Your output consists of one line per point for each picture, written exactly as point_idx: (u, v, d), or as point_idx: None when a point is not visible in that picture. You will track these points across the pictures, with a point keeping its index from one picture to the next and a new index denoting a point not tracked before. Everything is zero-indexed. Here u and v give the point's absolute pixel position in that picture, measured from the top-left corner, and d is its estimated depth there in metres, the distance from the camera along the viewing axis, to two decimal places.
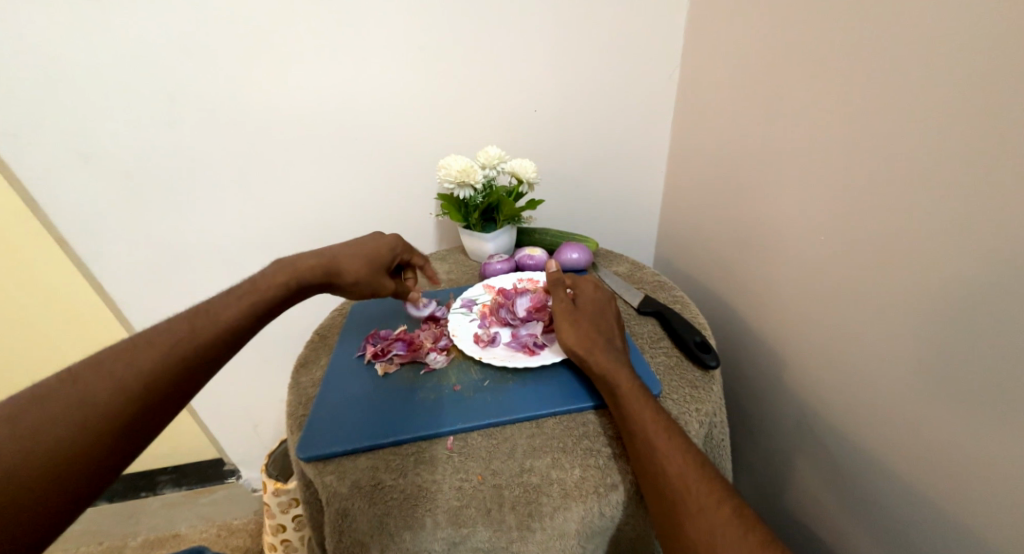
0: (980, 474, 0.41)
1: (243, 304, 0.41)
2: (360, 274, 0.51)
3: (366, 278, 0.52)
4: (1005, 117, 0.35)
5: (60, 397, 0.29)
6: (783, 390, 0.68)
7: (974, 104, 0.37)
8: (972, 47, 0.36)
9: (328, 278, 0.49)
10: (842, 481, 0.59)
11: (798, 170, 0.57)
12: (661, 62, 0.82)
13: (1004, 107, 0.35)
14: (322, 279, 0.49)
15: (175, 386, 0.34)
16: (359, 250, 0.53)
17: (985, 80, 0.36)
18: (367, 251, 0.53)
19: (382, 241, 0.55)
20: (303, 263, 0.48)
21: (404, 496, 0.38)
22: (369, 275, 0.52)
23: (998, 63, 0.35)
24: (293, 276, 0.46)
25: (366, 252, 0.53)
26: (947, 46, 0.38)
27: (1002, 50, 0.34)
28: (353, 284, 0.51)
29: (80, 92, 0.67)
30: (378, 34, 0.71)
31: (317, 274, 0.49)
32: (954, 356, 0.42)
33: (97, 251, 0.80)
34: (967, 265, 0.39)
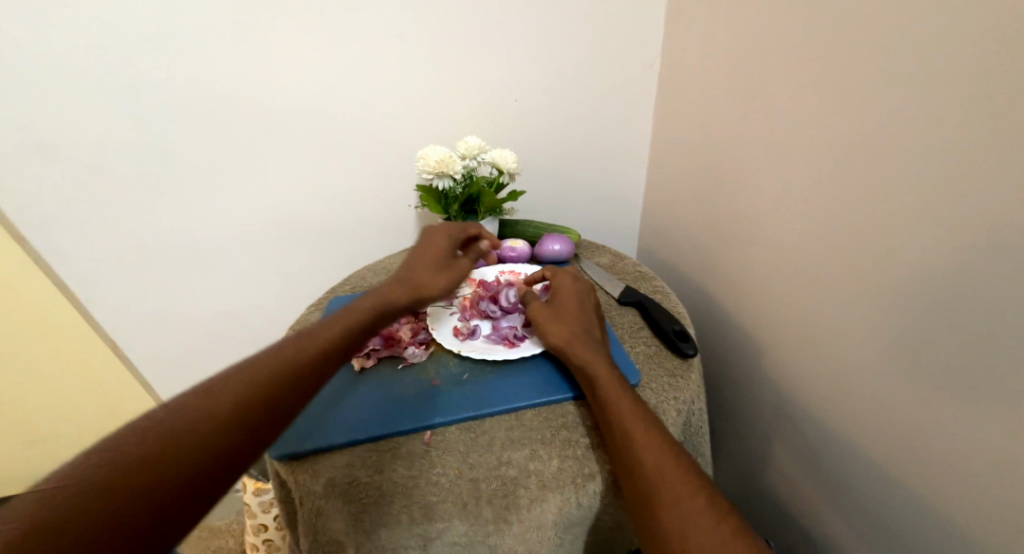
0: (953, 456, 0.42)
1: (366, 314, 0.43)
2: (447, 276, 0.48)
3: (451, 275, 0.49)
4: (985, 101, 0.35)
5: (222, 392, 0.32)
6: (762, 377, 0.68)
7: (953, 90, 0.37)
8: (952, 31, 0.36)
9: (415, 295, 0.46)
10: (819, 466, 0.60)
11: (777, 158, 0.57)
12: (642, 50, 0.81)
13: (985, 91, 0.35)
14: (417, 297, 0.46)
15: (234, 441, 0.30)
16: (421, 260, 0.50)
17: (964, 64, 0.36)
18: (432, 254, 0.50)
19: (437, 240, 0.52)
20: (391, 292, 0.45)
21: (380, 493, 0.37)
22: (450, 275, 0.48)
23: (977, 46, 0.35)
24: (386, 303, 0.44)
25: (434, 257, 0.50)
26: (928, 30, 0.38)
27: (983, 33, 0.34)
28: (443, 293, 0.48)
29: (36, 80, 0.64)
30: (352, 19, 0.69)
31: (404, 296, 0.45)
32: (930, 341, 0.42)
33: (62, 249, 0.76)
34: (940, 251, 0.40)
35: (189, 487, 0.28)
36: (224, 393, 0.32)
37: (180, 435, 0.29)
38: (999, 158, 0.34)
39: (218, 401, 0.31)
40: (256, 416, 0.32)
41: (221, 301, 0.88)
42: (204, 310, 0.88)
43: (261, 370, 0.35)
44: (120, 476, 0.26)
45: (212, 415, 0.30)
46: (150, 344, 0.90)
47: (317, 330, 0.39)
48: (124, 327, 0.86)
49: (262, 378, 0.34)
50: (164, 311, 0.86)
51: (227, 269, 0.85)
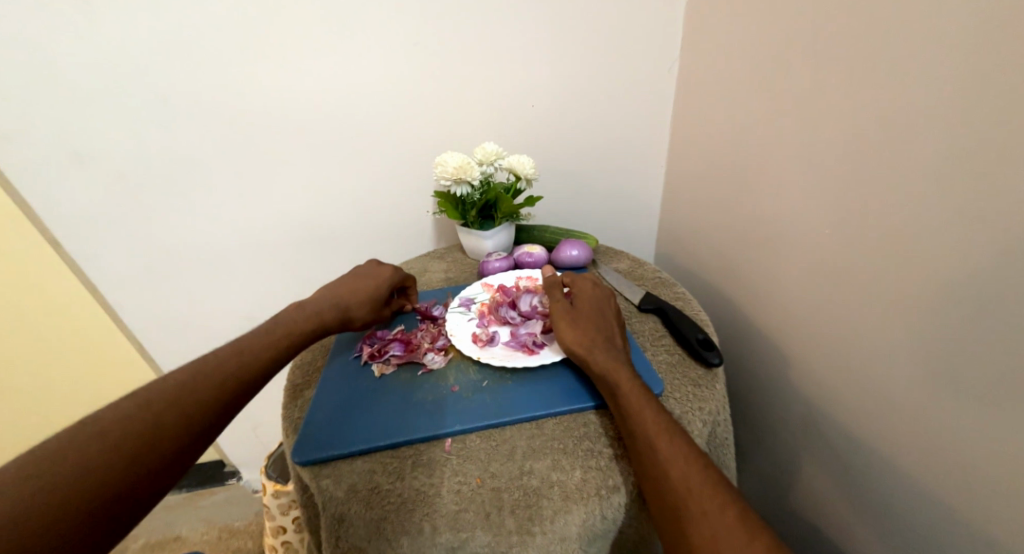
0: (990, 472, 0.40)
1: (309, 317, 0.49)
2: (367, 319, 0.53)
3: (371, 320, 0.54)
4: (1017, 99, 0.33)
5: (195, 374, 0.38)
6: (785, 386, 0.67)
7: (984, 88, 0.35)
8: (981, 27, 0.35)
9: (342, 319, 0.51)
10: (846, 479, 0.58)
11: (799, 161, 0.56)
12: (660, 53, 0.81)
13: (1016, 89, 0.33)
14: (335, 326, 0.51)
15: (190, 426, 0.35)
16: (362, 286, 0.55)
17: (996, 60, 0.34)
18: (372, 287, 0.54)
19: (383, 275, 0.57)
20: (321, 310, 0.50)
21: (402, 501, 0.37)
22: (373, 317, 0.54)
23: (1010, 40, 0.33)
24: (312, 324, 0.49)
25: (369, 293, 0.54)
26: (957, 25, 0.37)
27: (1014, 28, 0.33)
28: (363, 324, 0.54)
29: (67, 91, 0.66)
30: (371, 28, 0.70)
31: (333, 319, 0.51)
32: (961, 350, 0.41)
33: (91, 255, 0.79)
34: (971, 257, 0.39)
35: (165, 458, 0.33)
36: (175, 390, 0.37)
37: (153, 416, 0.34)
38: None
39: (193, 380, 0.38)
40: (208, 408, 0.37)
41: (243, 305, 0.90)
42: (225, 313, 0.90)
43: (227, 361, 0.41)
44: (103, 453, 0.31)
45: (168, 403, 0.35)
46: (173, 347, 0.92)
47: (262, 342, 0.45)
48: (149, 330, 0.89)
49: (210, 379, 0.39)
50: (188, 315, 0.88)
51: (248, 274, 0.87)
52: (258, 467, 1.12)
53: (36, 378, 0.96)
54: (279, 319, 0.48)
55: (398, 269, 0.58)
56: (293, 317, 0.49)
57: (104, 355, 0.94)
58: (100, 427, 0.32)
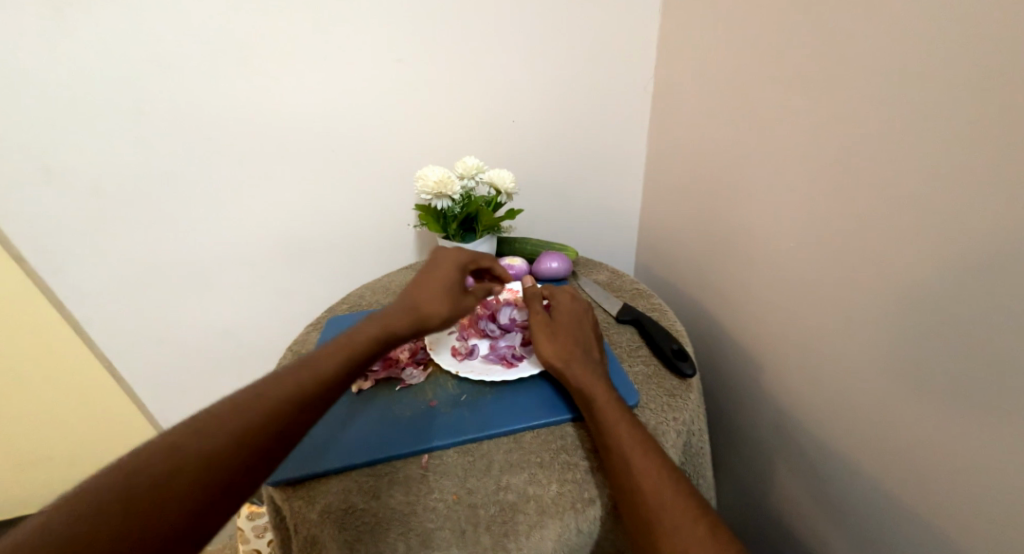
0: (956, 475, 0.42)
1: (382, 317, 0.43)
2: (448, 310, 0.45)
3: (453, 309, 0.45)
4: (980, 114, 0.35)
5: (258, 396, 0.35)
6: (761, 394, 0.68)
7: (948, 105, 0.38)
8: (947, 47, 0.37)
9: (415, 326, 0.43)
10: (820, 485, 0.59)
11: (771, 176, 0.59)
12: (637, 73, 0.83)
13: (979, 105, 0.35)
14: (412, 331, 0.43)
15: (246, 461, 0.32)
16: (434, 282, 0.46)
17: (959, 78, 0.37)
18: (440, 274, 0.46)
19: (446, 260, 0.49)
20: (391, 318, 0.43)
21: (376, 520, 0.36)
22: (454, 303, 0.45)
23: (972, 60, 0.35)
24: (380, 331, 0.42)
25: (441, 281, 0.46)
26: (922, 47, 0.39)
27: (976, 49, 0.35)
28: (444, 326, 0.45)
29: (39, 103, 0.64)
30: (353, 46, 0.71)
31: (403, 326, 0.43)
32: (927, 356, 0.43)
33: (60, 270, 0.76)
34: (934, 269, 0.41)
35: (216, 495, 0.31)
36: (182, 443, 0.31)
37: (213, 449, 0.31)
38: (996, 170, 0.35)
39: (259, 405, 0.34)
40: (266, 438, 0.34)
41: (218, 319, 0.88)
42: (199, 328, 0.88)
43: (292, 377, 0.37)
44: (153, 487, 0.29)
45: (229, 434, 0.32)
46: (145, 364, 0.89)
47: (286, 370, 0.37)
48: (119, 346, 0.86)
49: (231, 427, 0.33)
50: (161, 330, 0.86)
51: (224, 288, 0.85)
52: None
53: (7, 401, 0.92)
54: None
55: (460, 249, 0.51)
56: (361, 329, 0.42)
57: (72, 375, 0.90)
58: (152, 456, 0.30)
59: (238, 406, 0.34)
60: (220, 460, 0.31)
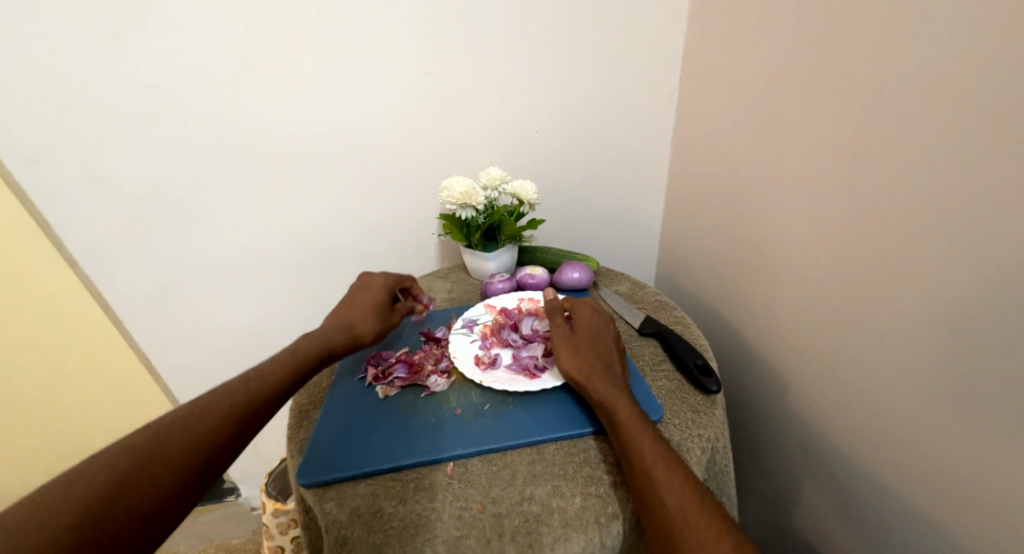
0: (992, 503, 0.41)
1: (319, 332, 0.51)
2: (377, 331, 0.53)
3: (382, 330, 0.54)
4: (1012, 135, 0.35)
5: (235, 389, 0.42)
6: (786, 410, 0.67)
7: (978, 118, 0.37)
8: (974, 59, 0.36)
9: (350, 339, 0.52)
10: (847, 506, 0.58)
11: (797, 191, 0.58)
12: (660, 84, 0.84)
13: (1008, 117, 0.35)
14: (347, 348, 0.51)
15: (222, 441, 0.39)
16: (358, 306, 0.55)
17: (986, 90, 0.36)
18: (367, 299, 0.55)
19: (372, 285, 0.57)
20: (329, 337, 0.51)
21: (404, 525, 0.37)
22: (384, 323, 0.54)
23: (1000, 72, 0.35)
24: (321, 348, 0.49)
25: (371, 305, 0.55)
26: (949, 58, 0.38)
27: (1005, 62, 0.34)
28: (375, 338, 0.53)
29: (91, 115, 0.68)
30: (382, 60, 0.73)
31: (341, 343, 0.51)
32: (959, 380, 0.42)
33: (104, 272, 0.80)
34: (965, 292, 0.40)
35: (198, 471, 0.36)
36: (168, 428, 0.37)
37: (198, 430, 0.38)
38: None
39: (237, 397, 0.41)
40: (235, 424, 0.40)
41: (249, 321, 0.91)
42: (231, 330, 0.91)
43: (265, 378, 0.44)
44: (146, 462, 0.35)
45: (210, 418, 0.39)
46: (180, 363, 0.93)
47: (248, 377, 0.44)
48: (157, 345, 0.90)
49: (207, 420, 0.39)
50: (195, 331, 0.90)
51: (257, 292, 0.88)
52: (258, 484, 1.12)
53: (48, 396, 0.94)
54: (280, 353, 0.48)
55: (385, 274, 0.60)
56: (296, 347, 0.49)
57: (115, 374, 0.94)
58: (150, 436, 0.36)
59: (224, 398, 0.41)
60: (197, 445, 0.37)
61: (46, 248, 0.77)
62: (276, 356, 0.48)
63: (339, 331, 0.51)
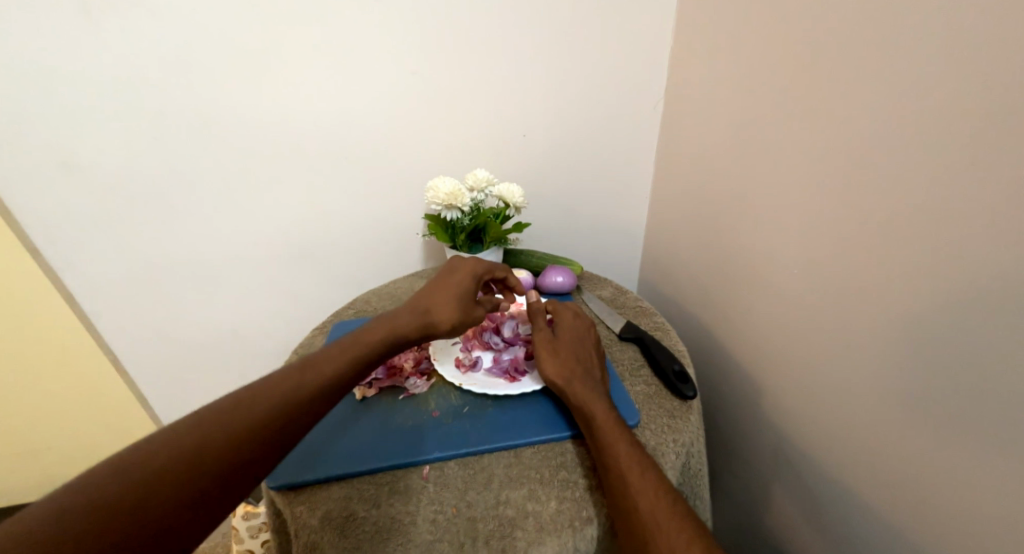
0: (956, 508, 0.42)
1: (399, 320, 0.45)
2: (454, 322, 0.45)
3: (459, 321, 0.46)
4: (983, 155, 0.36)
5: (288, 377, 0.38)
6: (761, 417, 0.68)
7: (952, 138, 0.38)
8: (952, 79, 0.38)
9: (424, 327, 0.45)
10: (818, 512, 0.59)
11: (777, 203, 0.59)
12: (647, 93, 0.85)
13: (980, 138, 0.36)
14: (416, 337, 0.45)
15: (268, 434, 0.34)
16: (441, 292, 0.48)
17: (962, 110, 0.37)
18: (451, 286, 0.48)
19: (459, 271, 0.51)
20: (399, 322, 0.44)
21: (375, 528, 0.37)
22: (464, 312, 0.46)
23: (975, 93, 0.36)
24: (388, 334, 0.43)
25: (452, 291, 0.48)
26: (927, 78, 0.40)
27: (978, 85, 0.36)
28: (453, 331, 0.46)
29: (64, 101, 0.66)
30: (371, 58, 0.73)
31: (411, 329, 0.44)
32: (929, 389, 0.43)
33: (73, 264, 0.78)
34: (937, 304, 0.41)
35: (238, 466, 0.32)
36: (215, 416, 0.33)
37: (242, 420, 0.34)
38: (998, 210, 0.36)
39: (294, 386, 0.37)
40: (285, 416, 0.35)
41: (224, 318, 0.89)
42: (205, 326, 0.89)
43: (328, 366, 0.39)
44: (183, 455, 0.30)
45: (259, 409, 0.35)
46: (150, 359, 0.90)
47: (309, 364, 0.39)
48: (126, 340, 0.87)
49: (256, 409, 0.34)
50: (167, 326, 0.87)
51: (234, 288, 0.86)
52: None
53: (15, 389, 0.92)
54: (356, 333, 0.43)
55: (477, 261, 0.53)
56: (370, 330, 0.43)
57: (81, 370, 0.90)
58: (191, 424, 0.32)
59: (277, 385, 0.37)
60: (239, 435, 0.33)
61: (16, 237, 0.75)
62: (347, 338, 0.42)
63: (411, 317, 0.45)
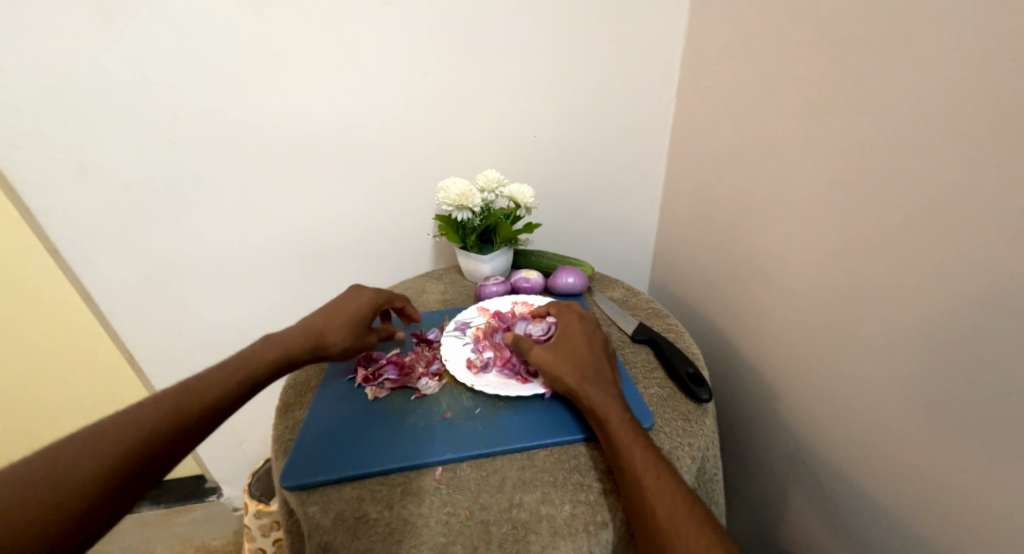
0: (977, 517, 0.41)
1: (291, 337, 0.49)
2: (345, 347, 0.51)
3: (350, 346, 0.51)
4: (1003, 155, 0.35)
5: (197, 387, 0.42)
6: (776, 421, 0.67)
7: (970, 135, 0.37)
8: (972, 78, 0.37)
9: (316, 347, 0.50)
10: (834, 518, 0.58)
11: (791, 203, 0.58)
12: (658, 93, 0.84)
13: (1000, 136, 0.35)
14: (306, 358, 0.50)
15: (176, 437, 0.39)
16: (339, 317, 0.52)
17: (981, 110, 0.36)
18: (346, 313, 0.52)
19: (360, 297, 0.55)
20: (291, 341, 0.49)
21: (388, 531, 0.37)
22: (354, 339, 0.51)
23: (996, 89, 0.35)
24: (279, 352, 0.48)
25: (348, 317, 0.52)
26: (946, 77, 0.39)
27: (998, 81, 0.35)
28: (342, 355, 0.52)
29: (80, 105, 0.67)
30: (381, 59, 0.73)
31: (302, 350, 0.49)
32: (948, 395, 0.42)
33: (89, 264, 0.79)
34: (956, 308, 0.40)
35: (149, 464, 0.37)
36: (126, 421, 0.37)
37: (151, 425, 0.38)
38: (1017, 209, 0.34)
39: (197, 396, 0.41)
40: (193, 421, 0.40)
41: (238, 318, 0.89)
42: (218, 326, 0.90)
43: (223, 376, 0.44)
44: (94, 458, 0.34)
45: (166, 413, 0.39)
46: (164, 358, 0.91)
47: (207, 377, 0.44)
48: (140, 340, 0.88)
49: (162, 415, 0.39)
50: (181, 326, 0.88)
51: (247, 288, 0.87)
52: (241, 484, 1.10)
53: (27, 387, 0.93)
54: (246, 349, 0.48)
55: (379, 289, 0.57)
56: (261, 347, 0.48)
57: (94, 366, 0.92)
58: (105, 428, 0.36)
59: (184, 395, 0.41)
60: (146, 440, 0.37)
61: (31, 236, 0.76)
62: (238, 356, 0.47)
63: (303, 337, 0.50)
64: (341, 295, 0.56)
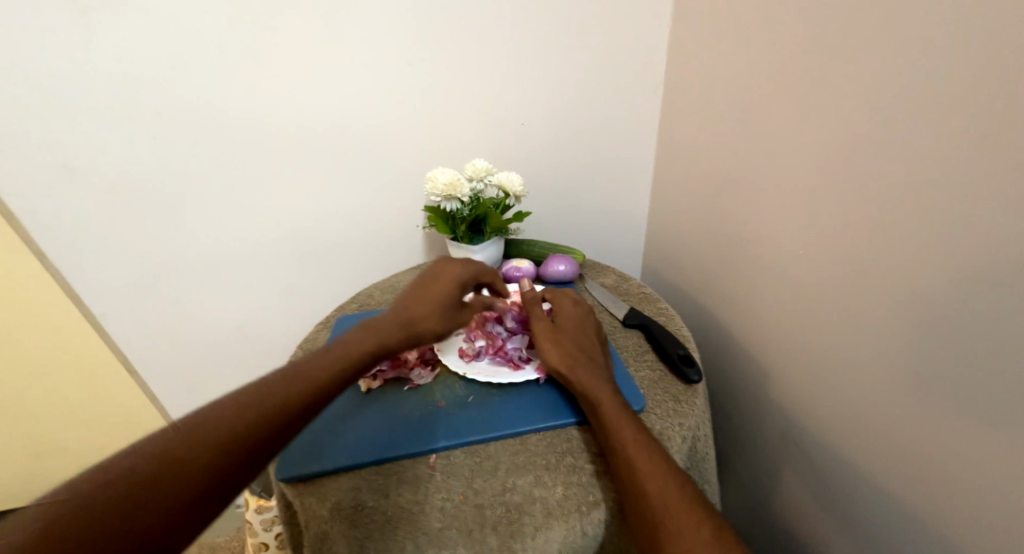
0: (963, 485, 0.42)
1: (385, 326, 0.44)
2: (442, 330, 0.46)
3: (446, 329, 0.47)
4: (985, 126, 0.35)
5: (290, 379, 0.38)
6: (768, 400, 0.68)
7: (952, 109, 0.37)
8: (958, 55, 0.36)
9: (412, 340, 0.45)
10: (826, 493, 0.59)
11: (780, 184, 0.58)
12: (646, 76, 0.83)
13: (982, 108, 0.35)
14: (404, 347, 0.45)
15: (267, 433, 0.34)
16: (430, 300, 0.47)
17: (968, 87, 0.36)
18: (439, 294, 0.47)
19: (447, 277, 0.50)
20: (387, 330, 0.44)
21: (385, 518, 0.37)
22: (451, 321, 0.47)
23: (978, 61, 0.35)
24: (377, 344, 0.43)
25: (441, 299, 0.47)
26: (933, 55, 0.38)
27: (980, 53, 0.35)
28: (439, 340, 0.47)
29: (58, 104, 0.66)
30: (366, 50, 0.71)
31: (400, 339, 0.44)
32: (934, 366, 0.42)
33: (77, 267, 0.78)
34: (941, 281, 0.40)
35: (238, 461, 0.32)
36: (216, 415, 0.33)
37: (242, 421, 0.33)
38: (999, 181, 0.35)
39: (281, 387, 0.37)
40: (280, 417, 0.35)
41: (231, 316, 0.89)
42: (211, 325, 0.89)
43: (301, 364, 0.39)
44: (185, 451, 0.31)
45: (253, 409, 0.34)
46: (158, 358, 0.90)
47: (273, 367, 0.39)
48: (132, 341, 0.87)
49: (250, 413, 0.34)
50: (174, 326, 0.88)
51: (238, 286, 0.86)
52: None
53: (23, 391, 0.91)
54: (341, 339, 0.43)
55: (465, 266, 0.52)
56: (357, 336, 0.43)
57: (88, 369, 0.91)
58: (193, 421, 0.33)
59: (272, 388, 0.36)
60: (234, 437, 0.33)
61: (13, 245, 0.75)
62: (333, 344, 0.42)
63: (398, 325, 0.44)
64: (424, 275, 0.51)
